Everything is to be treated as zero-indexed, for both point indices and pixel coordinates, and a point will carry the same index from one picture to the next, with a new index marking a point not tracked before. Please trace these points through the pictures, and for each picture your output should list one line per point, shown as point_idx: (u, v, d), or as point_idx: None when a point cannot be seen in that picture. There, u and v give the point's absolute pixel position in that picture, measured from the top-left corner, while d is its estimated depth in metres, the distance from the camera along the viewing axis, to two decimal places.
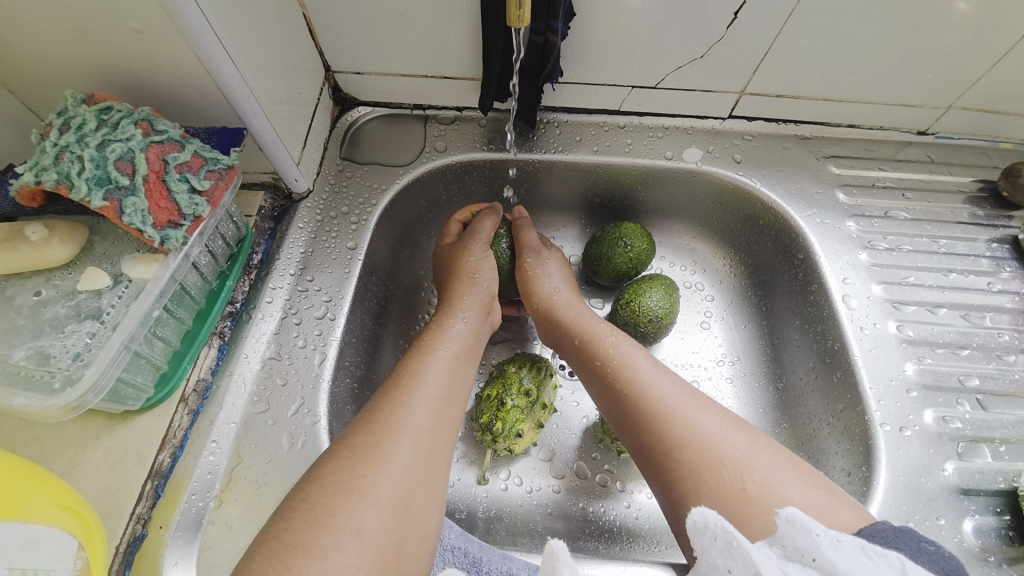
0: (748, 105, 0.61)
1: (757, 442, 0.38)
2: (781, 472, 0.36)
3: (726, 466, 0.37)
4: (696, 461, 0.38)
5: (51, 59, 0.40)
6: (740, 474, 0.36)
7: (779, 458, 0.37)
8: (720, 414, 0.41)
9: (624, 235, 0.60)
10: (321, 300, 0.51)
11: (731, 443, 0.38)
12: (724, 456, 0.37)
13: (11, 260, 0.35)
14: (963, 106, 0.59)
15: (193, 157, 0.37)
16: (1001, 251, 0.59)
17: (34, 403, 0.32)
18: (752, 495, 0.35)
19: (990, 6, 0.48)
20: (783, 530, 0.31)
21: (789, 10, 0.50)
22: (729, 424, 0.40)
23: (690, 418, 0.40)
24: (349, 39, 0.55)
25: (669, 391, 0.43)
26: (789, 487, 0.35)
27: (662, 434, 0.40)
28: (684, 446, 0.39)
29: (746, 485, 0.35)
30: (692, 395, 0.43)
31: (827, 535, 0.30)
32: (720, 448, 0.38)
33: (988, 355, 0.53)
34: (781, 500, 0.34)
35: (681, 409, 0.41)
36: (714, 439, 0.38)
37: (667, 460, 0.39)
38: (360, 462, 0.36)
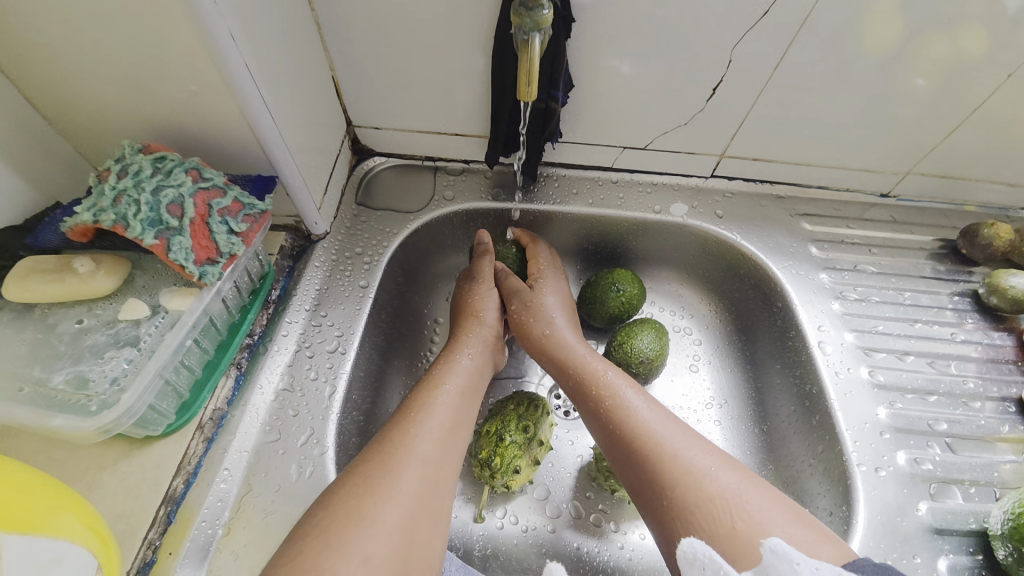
0: (728, 167, 0.68)
1: (746, 480, 0.41)
2: (766, 508, 0.39)
3: (715, 502, 0.40)
4: (689, 500, 0.41)
5: (111, 113, 0.45)
6: (730, 511, 0.39)
7: (766, 494, 0.40)
8: (710, 451, 0.44)
9: (617, 281, 0.64)
10: (333, 334, 0.54)
11: (722, 482, 0.41)
12: (716, 494, 0.40)
13: (60, 291, 0.38)
14: (920, 171, 0.66)
15: (233, 202, 0.42)
16: (962, 304, 0.64)
17: (70, 425, 0.34)
18: (741, 532, 0.38)
19: (941, 80, 0.55)
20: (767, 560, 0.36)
21: (761, 86, 0.57)
22: (719, 460, 0.43)
23: (682, 458, 0.43)
24: (371, 98, 0.61)
25: (662, 429, 0.46)
26: (777, 523, 0.38)
27: (656, 472, 0.43)
28: (679, 484, 0.42)
29: (735, 522, 0.38)
30: (685, 433, 0.46)
31: (806, 565, 0.35)
32: (713, 487, 0.41)
33: (954, 401, 0.57)
34: (768, 533, 0.37)
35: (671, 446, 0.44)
36: (706, 477, 0.41)
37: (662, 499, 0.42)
38: (370, 491, 0.38)
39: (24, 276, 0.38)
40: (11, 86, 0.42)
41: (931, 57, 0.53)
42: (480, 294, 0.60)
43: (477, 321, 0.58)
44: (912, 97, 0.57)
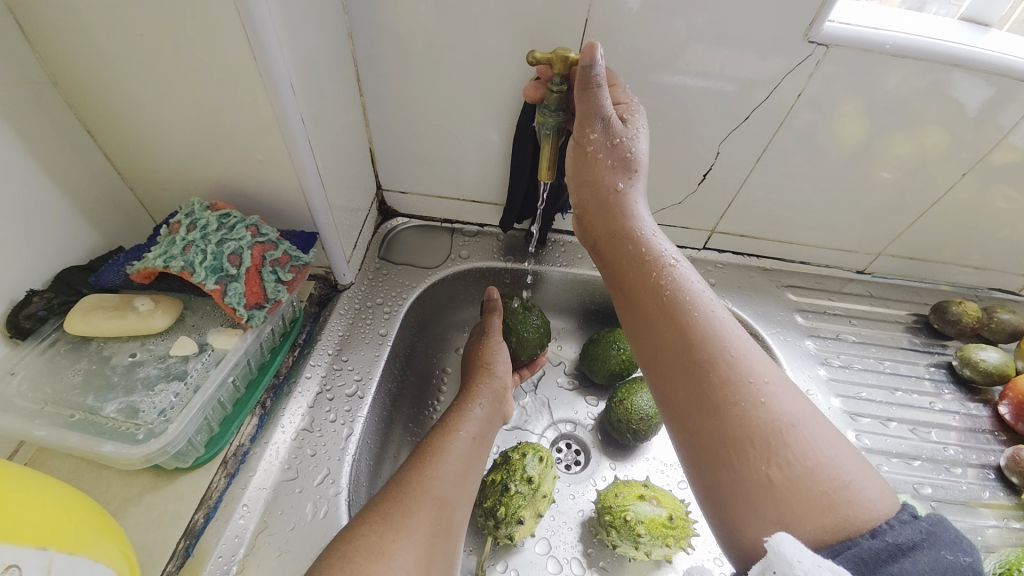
0: (719, 241, 0.75)
1: (808, 417, 0.39)
2: (823, 449, 0.37)
3: (760, 426, 0.38)
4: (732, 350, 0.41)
5: (180, 173, 0.51)
6: (772, 458, 0.37)
7: (828, 425, 0.39)
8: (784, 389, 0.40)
9: (618, 339, 0.69)
10: (353, 378, 0.57)
11: (776, 412, 0.38)
12: (762, 427, 0.38)
13: (120, 326, 0.42)
14: (890, 252, 0.74)
15: (283, 255, 0.47)
16: (939, 374, 0.69)
17: (120, 451, 0.37)
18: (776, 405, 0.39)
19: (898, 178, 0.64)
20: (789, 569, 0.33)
21: (746, 174, 0.65)
22: (786, 407, 0.39)
23: (738, 363, 0.41)
24: (402, 167, 0.69)
25: (706, 302, 0.45)
26: (829, 459, 0.37)
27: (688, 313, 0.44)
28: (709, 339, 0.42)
29: (773, 470, 0.37)
30: (749, 364, 0.41)
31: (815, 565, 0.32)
32: (767, 416, 0.38)
33: (937, 466, 0.60)
34: (816, 489, 0.35)
35: (714, 321, 0.43)
36: (755, 407, 0.39)
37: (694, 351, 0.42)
38: (391, 528, 0.41)
39: (87, 312, 0.42)
40: (97, 146, 0.49)
41: (895, 153, 0.61)
42: (490, 347, 0.64)
43: (487, 371, 0.62)
44: (876, 189, 0.66)
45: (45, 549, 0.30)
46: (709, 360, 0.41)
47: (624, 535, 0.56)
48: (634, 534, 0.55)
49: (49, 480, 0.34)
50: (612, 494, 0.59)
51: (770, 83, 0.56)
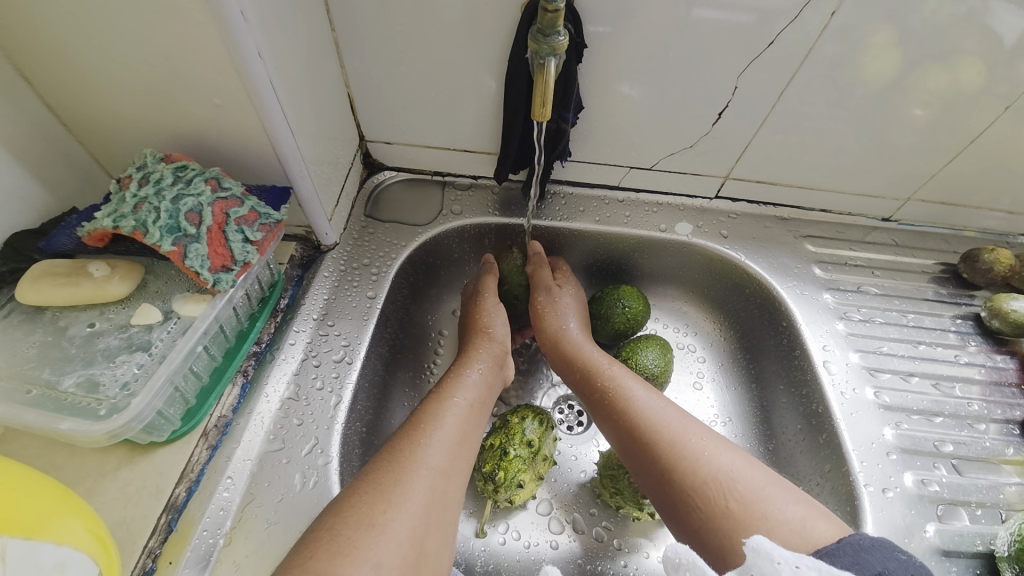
0: (733, 189, 0.69)
1: (743, 464, 0.44)
2: (760, 488, 0.41)
3: (714, 484, 0.42)
4: (691, 481, 0.43)
5: (131, 122, 0.46)
6: (724, 491, 0.42)
7: (762, 472, 0.43)
8: (713, 436, 0.47)
9: (622, 297, 0.65)
10: (340, 344, 0.54)
11: (724, 467, 0.43)
12: (712, 477, 0.43)
13: (74, 294, 0.39)
14: (920, 197, 0.68)
15: (249, 212, 0.42)
16: (965, 327, 0.65)
17: (80, 428, 0.34)
18: (734, 511, 0.40)
19: (932, 115, 0.57)
20: (752, 560, 0.36)
21: (765, 113, 0.59)
22: (719, 443, 0.46)
23: (681, 446, 0.46)
24: (385, 114, 0.62)
25: (664, 422, 0.48)
26: (772, 495, 0.41)
27: (655, 442, 0.47)
28: (671, 448, 0.46)
29: (729, 501, 0.41)
30: (690, 426, 0.48)
31: (787, 564, 0.34)
32: (708, 468, 0.44)
33: (960, 423, 0.57)
34: (765, 514, 0.39)
35: (663, 429, 0.47)
36: (703, 462, 0.44)
37: (656, 459, 0.46)
38: (381, 498, 0.39)
39: (37, 278, 0.39)
40: (36, 95, 0.43)
41: (929, 88, 0.54)
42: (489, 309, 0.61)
43: (484, 335, 0.58)
44: (909, 128, 0.59)
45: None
46: (661, 450, 0.46)
47: (629, 497, 0.54)
48: (638, 496, 0.53)
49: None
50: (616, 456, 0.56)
51: (794, 9, 0.48)
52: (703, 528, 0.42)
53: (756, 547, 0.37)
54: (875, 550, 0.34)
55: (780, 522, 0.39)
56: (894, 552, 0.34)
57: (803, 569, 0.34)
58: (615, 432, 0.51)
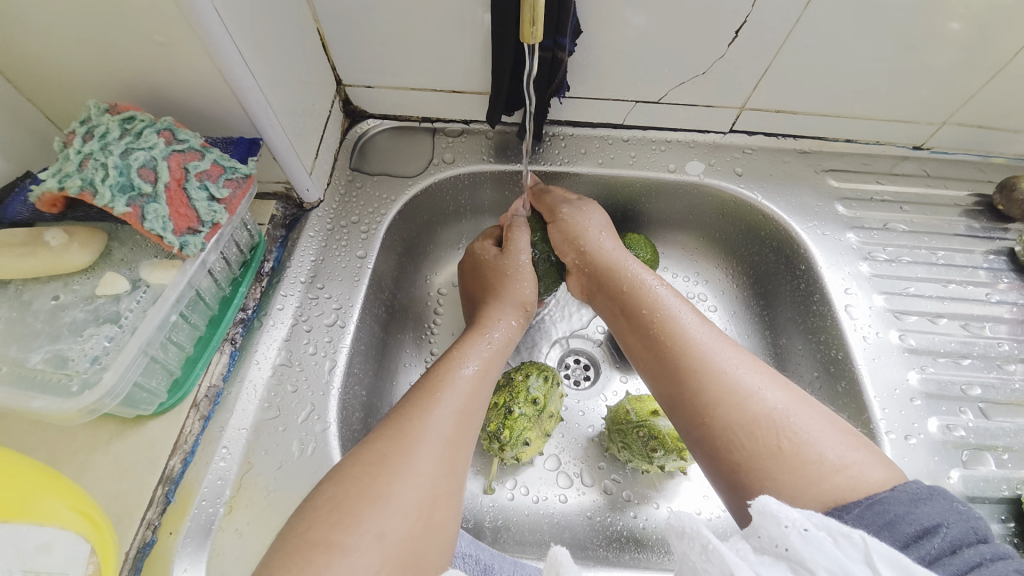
0: (748, 121, 0.63)
1: (794, 402, 0.40)
2: (812, 434, 0.37)
3: (765, 423, 0.38)
4: (740, 419, 0.39)
5: (74, 70, 0.41)
6: (775, 432, 0.38)
7: (814, 411, 0.39)
8: (762, 372, 0.42)
9: (628, 245, 0.61)
10: (332, 307, 0.51)
11: (777, 405, 0.39)
12: (765, 415, 0.39)
13: (32, 265, 0.36)
14: (957, 121, 0.61)
15: (212, 166, 0.38)
16: (998, 263, 0.60)
17: (51, 406, 0.32)
18: (787, 451, 0.37)
19: (981, 24, 0.49)
20: (756, 521, 0.33)
21: (787, 31, 0.51)
22: (773, 380, 0.41)
23: (733, 380, 0.41)
24: (361, 53, 0.56)
25: (715, 353, 0.44)
26: (823, 441, 0.37)
27: (700, 377, 0.42)
28: (720, 384, 0.41)
29: (781, 440, 0.37)
30: (741, 359, 0.43)
31: (796, 527, 0.31)
32: (759, 405, 0.39)
33: (988, 364, 0.54)
34: (818, 459, 0.36)
35: (716, 359, 0.43)
36: (754, 397, 0.40)
37: (701, 395, 0.42)
38: (385, 469, 0.37)
39: None
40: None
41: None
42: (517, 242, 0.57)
43: (495, 287, 0.55)
44: (952, 40, 0.51)
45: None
46: (708, 383, 0.42)
47: (637, 451, 0.53)
48: (647, 449, 0.52)
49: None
50: (624, 410, 0.55)
51: None
52: (744, 468, 0.38)
53: (762, 507, 0.33)
54: (930, 501, 0.32)
55: (833, 469, 0.35)
56: (952, 504, 0.32)
57: (812, 530, 0.31)
58: (655, 362, 0.46)
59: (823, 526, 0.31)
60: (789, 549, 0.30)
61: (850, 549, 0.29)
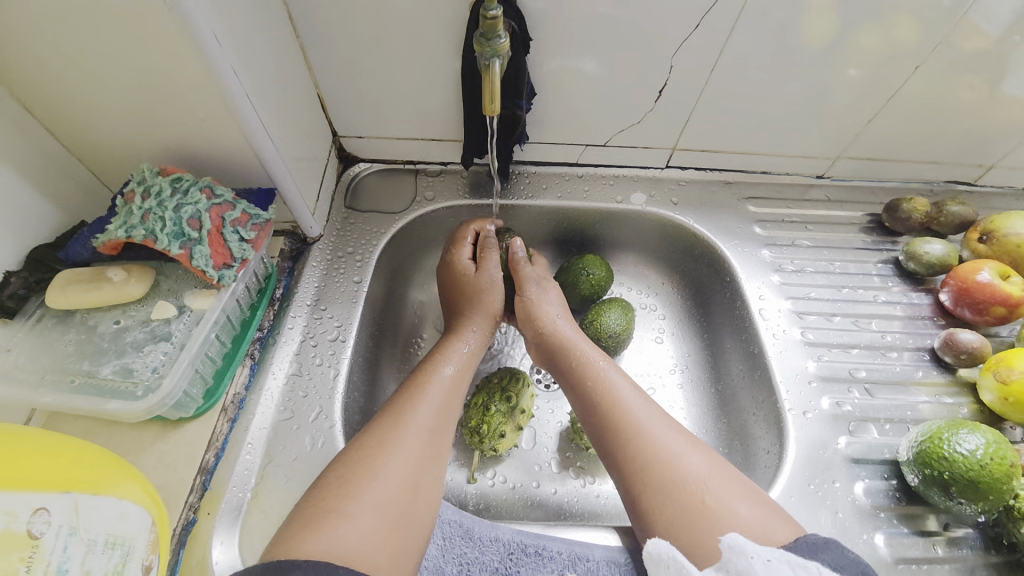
0: (680, 158, 0.76)
1: (710, 467, 0.47)
2: (730, 495, 0.44)
3: (688, 485, 0.45)
4: (666, 482, 0.46)
5: (124, 140, 0.50)
6: (699, 492, 0.45)
7: (729, 474, 0.47)
8: (687, 439, 0.50)
9: (586, 265, 0.74)
10: (334, 325, 0.61)
11: (696, 469, 0.46)
12: (689, 475, 0.46)
13: (98, 296, 0.45)
14: (847, 156, 0.75)
15: (242, 214, 0.48)
16: (886, 270, 0.73)
17: (124, 406, 0.41)
18: (706, 509, 0.43)
19: (868, 75, 0.63)
20: (727, 556, 0.40)
21: (700, 90, 0.65)
22: (696, 447, 0.49)
23: (667, 455, 0.47)
24: (355, 112, 0.67)
25: (650, 421, 0.51)
26: (739, 504, 0.44)
27: (640, 442, 0.49)
28: (648, 451, 0.48)
29: (704, 499, 0.44)
30: (671, 429, 0.50)
31: (760, 557, 0.39)
32: (685, 470, 0.46)
33: (874, 352, 0.65)
34: (733, 513, 0.43)
35: (649, 425, 0.50)
36: (681, 461, 0.47)
37: (633, 460, 0.48)
38: (381, 450, 0.46)
39: (64, 286, 0.44)
40: (55, 140, 0.49)
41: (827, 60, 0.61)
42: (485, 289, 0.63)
43: (479, 306, 0.63)
44: (845, 89, 0.65)
45: (68, 492, 0.34)
46: (644, 452, 0.48)
47: None
48: None
49: (26, 434, 0.36)
50: None
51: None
52: (671, 524, 0.44)
53: (731, 544, 0.41)
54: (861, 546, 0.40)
55: (747, 519, 0.42)
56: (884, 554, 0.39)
57: (772, 561, 0.38)
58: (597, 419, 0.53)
59: (783, 561, 0.38)
60: None
61: None
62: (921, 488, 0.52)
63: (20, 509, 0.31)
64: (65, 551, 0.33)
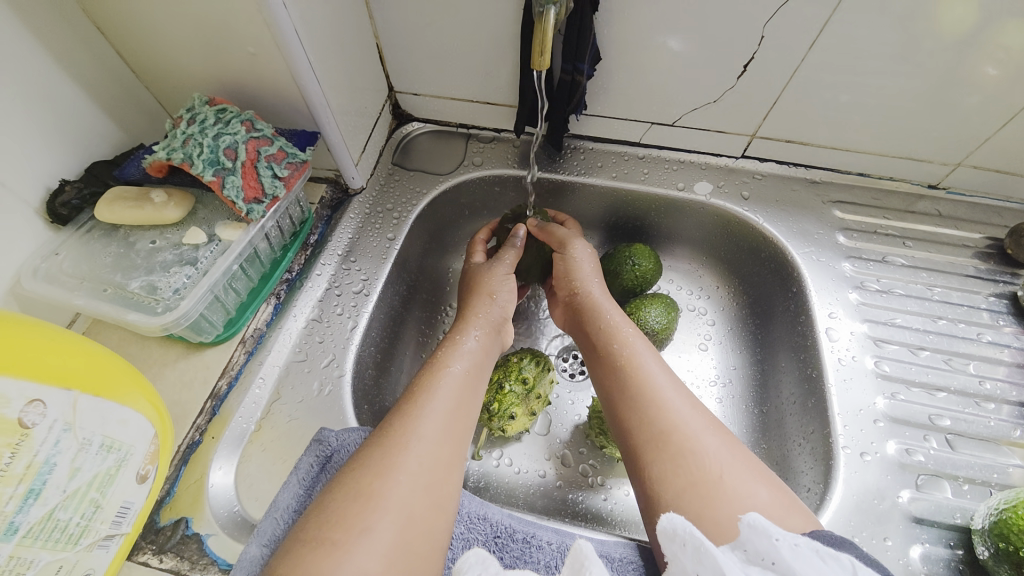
0: (759, 148, 0.67)
1: (726, 445, 0.43)
2: (744, 477, 0.40)
3: (704, 459, 0.41)
4: (680, 451, 0.42)
5: (185, 71, 0.52)
6: (715, 467, 0.41)
7: (744, 454, 0.43)
8: (705, 416, 0.45)
9: (633, 254, 0.68)
10: (360, 278, 0.60)
11: (711, 446, 0.42)
12: (705, 450, 0.42)
13: (139, 216, 0.47)
14: (972, 164, 0.62)
15: (278, 151, 0.48)
16: (999, 305, 0.60)
17: (142, 320, 0.43)
18: (724, 486, 0.40)
19: (1018, 72, 0.51)
20: (746, 535, 0.35)
21: (793, 69, 0.56)
22: (714, 425, 0.45)
23: (682, 424, 0.44)
24: (412, 66, 0.65)
25: (665, 388, 0.47)
26: (757, 489, 0.40)
27: (655, 408, 0.45)
28: (665, 416, 0.45)
29: (722, 476, 0.40)
30: (689, 401, 0.46)
31: (785, 541, 0.33)
32: (701, 445, 0.42)
33: (966, 400, 0.54)
34: (750, 496, 0.39)
35: (665, 395, 0.46)
36: (697, 435, 0.43)
37: (648, 425, 0.45)
38: (394, 437, 0.41)
39: (112, 202, 0.46)
40: (124, 64, 0.51)
41: (967, 42, 0.50)
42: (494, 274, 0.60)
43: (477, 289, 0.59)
44: (973, 88, 0.54)
45: (70, 390, 0.36)
46: (660, 422, 0.44)
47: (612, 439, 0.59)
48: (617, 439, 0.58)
49: (37, 325, 0.38)
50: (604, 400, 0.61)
51: None
52: (680, 498, 0.40)
53: (752, 522, 0.35)
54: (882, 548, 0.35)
55: (765, 503, 0.39)
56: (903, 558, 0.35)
57: (802, 546, 0.33)
58: (610, 382, 0.50)
59: (812, 548, 0.33)
60: (776, 562, 0.32)
61: (838, 569, 0.31)
62: (989, 562, 0.44)
63: (15, 396, 0.32)
64: (57, 445, 0.34)
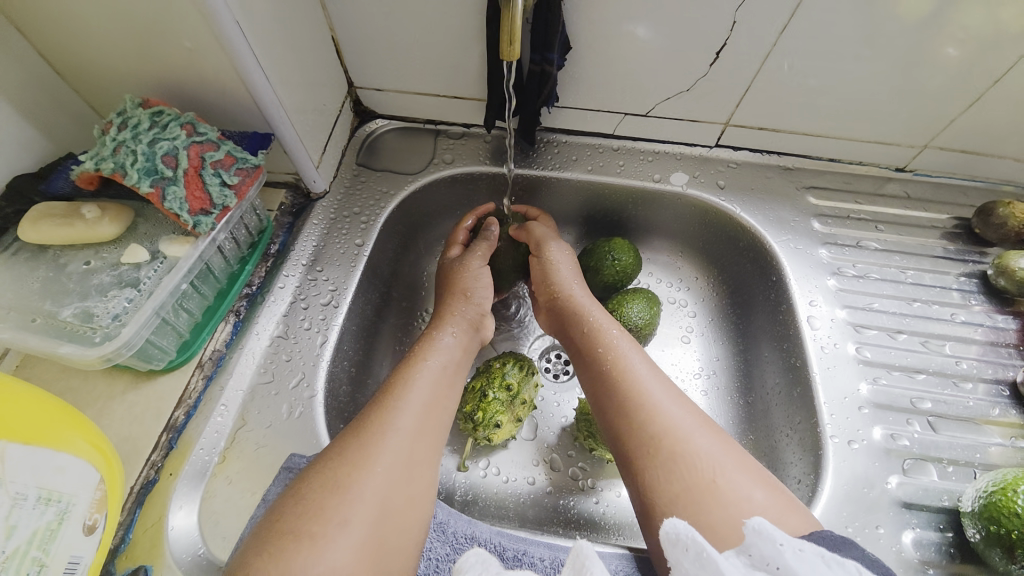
0: (733, 136, 0.66)
1: (720, 447, 0.42)
2: (739, 480, 0.39)
3: (699, 463, 0.40)
4: (672, 455, 0.41)
5: (117, 71, 0.46)
6: (710, 470, 0.40)
7: (739, 455, 0.42)
8: (699, 417, 0.44)
9: (613, 249, 0.66)
10: (328, 288, 0.56)
11: (705, 448, 0.41)
12: (699, 452, 0.41)
13: (71, 234, 0.42)
14: (938, 145, 0.63)
15: (226, 156, 0.44)
16: (969, 285, 0.61)
17: (76, 352, 0.38)
18: (718, 489, 0.39)
19: (972, 57, 0.52)
20: (749, 540, 0.33)
21: (765, 54, 0.55)
22: (707, 427, 0.43)
23: (673, 427, 0.43)
24: (372, 59, 0.61)
25: (653, 390, 0.46)
26: (753, 490, 0.39)
27: (644, 413, 0.44)
28: (655, 420, 0.43)
29: (716, 479, 0.39)
30: (680, 404, 0.45)
31: (790, 545, 0.32)
32: (694, 449, 0.41)
33: (943, 381, 0.55)
34: (748, 499, 0.38)
35: (655, 399, 0.45)
36: (692, 437, 0.42)
37: (639, 431, 0.44)
38: (346, 462, 0.39)
39: (36, 220, 0.41)
40: (46, 66, 0.46)
41: (935, 24, 0.50)
42: (470, 270, 0.58)
43: (454, 289, 0.57)
44: (935, 70, 0.54)
45: None
46: (650, 426, 0.43)
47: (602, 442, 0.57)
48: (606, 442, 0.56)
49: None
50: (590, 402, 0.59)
51: None
52: (673, 505, 0.39)
53: (756, 526, 0.33)
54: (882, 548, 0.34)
55: (762, 505, 0.38)
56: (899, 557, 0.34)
57: (807, 551, 0.31)
58: (598, 388, 0.49)
59: (819, 555, 0.31)
60: (781, 567, 0.31)
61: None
62: (980, 546, 0.44)
63: None
64: None
